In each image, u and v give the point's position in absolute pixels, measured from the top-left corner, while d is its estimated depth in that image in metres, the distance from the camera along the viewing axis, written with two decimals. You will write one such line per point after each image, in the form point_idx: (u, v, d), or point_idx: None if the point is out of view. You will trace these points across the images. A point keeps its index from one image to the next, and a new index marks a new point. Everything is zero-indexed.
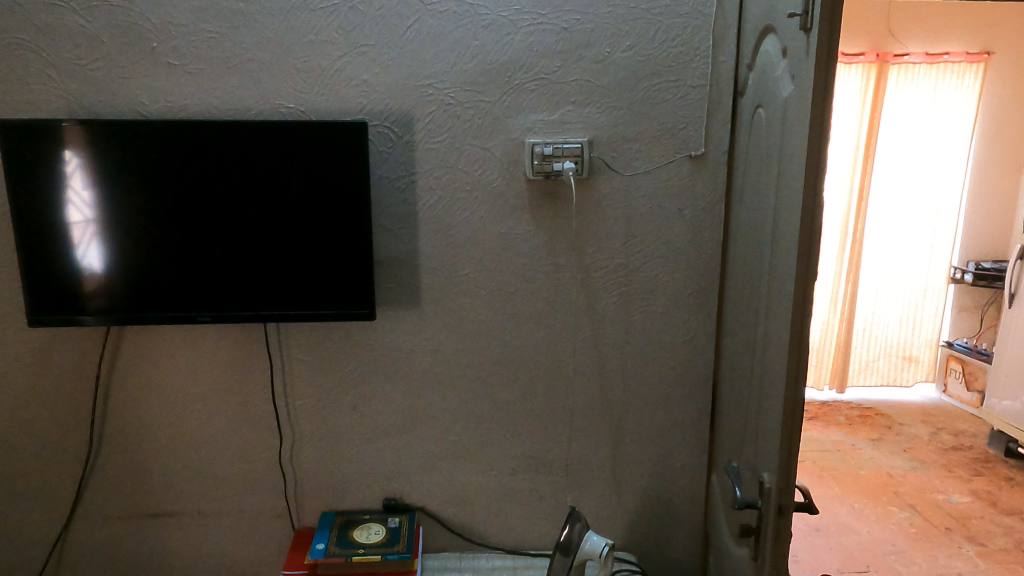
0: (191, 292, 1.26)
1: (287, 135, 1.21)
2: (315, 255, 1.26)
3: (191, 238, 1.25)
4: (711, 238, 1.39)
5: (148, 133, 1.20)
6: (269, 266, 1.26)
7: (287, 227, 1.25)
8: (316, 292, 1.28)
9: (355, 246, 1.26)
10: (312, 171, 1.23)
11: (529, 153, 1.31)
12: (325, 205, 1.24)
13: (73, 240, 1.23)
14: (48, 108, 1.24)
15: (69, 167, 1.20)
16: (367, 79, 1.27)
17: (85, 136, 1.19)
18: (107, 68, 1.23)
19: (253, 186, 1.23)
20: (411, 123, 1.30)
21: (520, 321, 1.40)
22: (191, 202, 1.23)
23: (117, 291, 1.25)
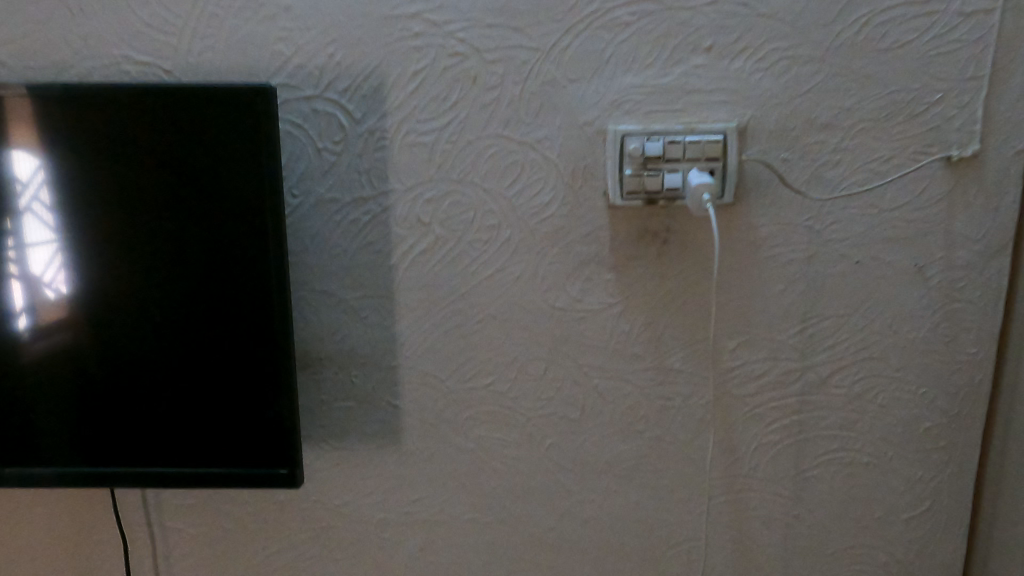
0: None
1: (138, 122, 0.61)
2: (200, 360, 0.65)
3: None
4: (981, 324, 0.68)
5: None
6: (117, 379, 0.66)
7: (150, 305, 0.64)
8: (201, 433, 0.66)
9: (272, 347, 0.64)
10: (189, 195, 0.62)
11: (613, 155, 0.65)
12: (215, 263, 0.63)
13: (32, 275, 0.64)
14: None
15: (26, 173, 0.63)
16: (292, 6, 0.64)
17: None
18: None
19: (83, 223, 0.63)
20: (381, 94, 0.65)
21: (590, 475, 0.73)
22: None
23: None
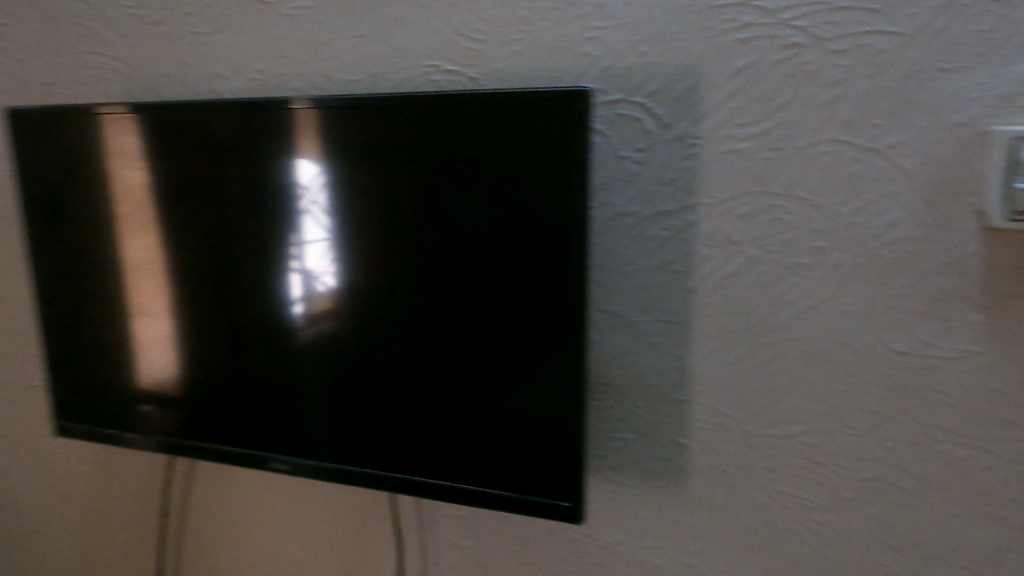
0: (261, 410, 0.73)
1: (414, 130, 0.61)
2: (462, 371, 0.64)
3: (262, 319, 0.72)
4: None
5: (193, 134, 0.70)
6: (383, 383, 0.67)
7: (416, 312, 0.65)
8: (459, 443, 0.65)
9: (536, 362, 0.60)
10: (458, 203, 0.61)
11: (1000, 163, 0.51)
12: (482, 272, 0.61)
13: (309, 270, 0.68)
14: (103, 92, 0.77)
15: (305, 177, 0.67)
16: (605, 3, 0.59)
17: (120, 135, 0.73)
18: (175, 19, 0.73)
19: (387, 232, 0.64)
20: (695, 95, 0.58)
21: (923, 559, 0.59)
22: (258, 256, 0.71)
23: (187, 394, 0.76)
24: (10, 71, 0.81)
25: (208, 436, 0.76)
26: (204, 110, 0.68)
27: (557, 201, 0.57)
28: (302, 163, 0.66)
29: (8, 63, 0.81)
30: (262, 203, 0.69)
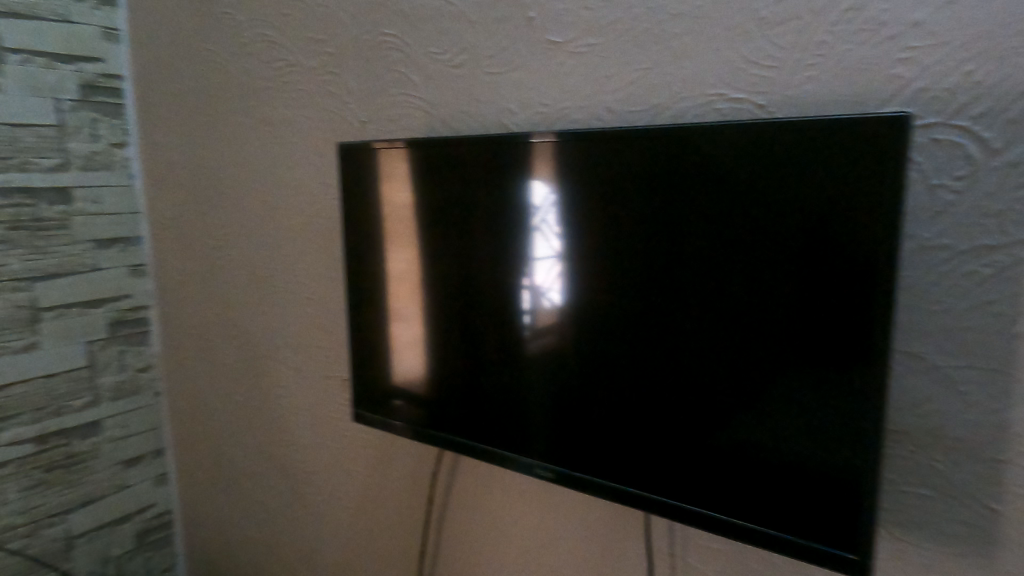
0: (499, 413, 0.80)
1: (659, 156, 0.63)
2: (699, 390, 0.64)
3: (500, 330, 0.78)
4: None
5: (468, 163, 0.77)
6: (616, 396, 0.70)
7: (651, 330, 0.66)
8: (695, 461, 0.66)
9: (789, 387, 0.59)
10: (716, 228, 0.61)
11: None
12: (732, 295, 0.61)
13: (538, 286, 0.74)
14: (407, 127, 0.89)
15: (539, 200, 0.72)
16: (923, 21, 0.55)
17: (387, 165, 0.85)
18: (472, 62, 0.82)
19: (658, 259, 0.65)
20: None
21: None
22: (498, 273, 0.77)
23: (456, 398, 0.84)
24: (336, 112, 0.97)
25: (473, 437, 0.83)
26: (458, 142, 0.77)
27: (814, 222, 0.56)
28: (537, 187, 0.72)
29: (336, 105, 0.97)
30: (503, 225, 0.76)
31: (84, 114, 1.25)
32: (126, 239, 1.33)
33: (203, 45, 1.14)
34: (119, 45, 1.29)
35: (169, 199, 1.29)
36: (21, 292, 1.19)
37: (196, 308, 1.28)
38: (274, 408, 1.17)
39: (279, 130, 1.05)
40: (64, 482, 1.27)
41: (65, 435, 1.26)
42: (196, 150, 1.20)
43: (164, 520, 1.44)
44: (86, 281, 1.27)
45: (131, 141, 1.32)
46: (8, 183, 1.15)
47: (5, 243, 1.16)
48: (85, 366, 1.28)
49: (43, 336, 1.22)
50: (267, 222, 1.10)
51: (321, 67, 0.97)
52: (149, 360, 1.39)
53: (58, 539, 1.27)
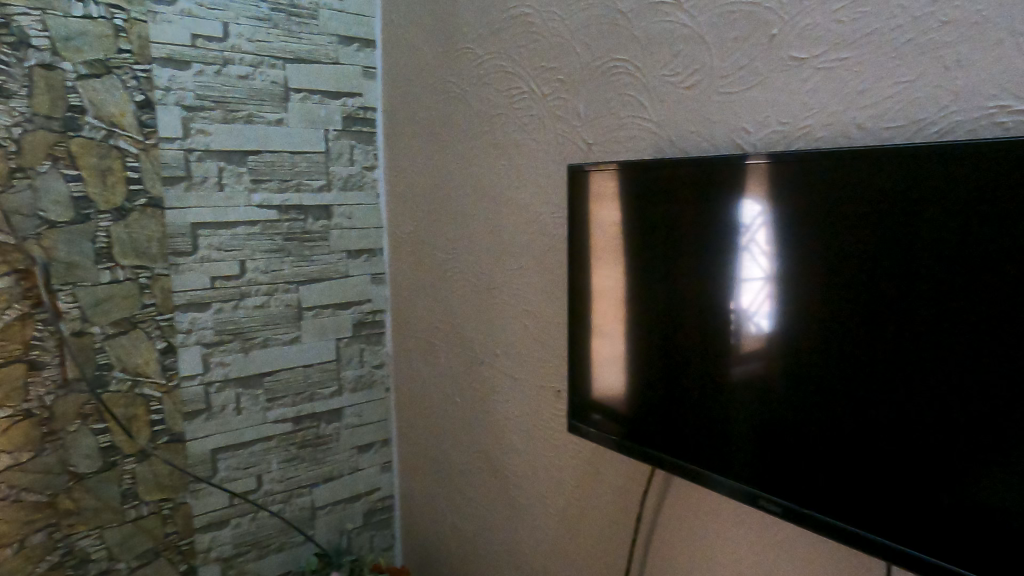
0: (702, 433, 0.79)
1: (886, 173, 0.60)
2: (948, 428, 0.58)
3: (704, 349, 0.77)
4: None
5: (691, 184, 0.77)
6: (834, 426, 0.66)
7: (875, 358, 0.62)
8: (928, 505, 0.60)
9: None
10: (982, 251, 0.54)
11: None
12: (1004, 326, 0.54)
13: (743, 308, 0.72)
14: (634, 148, 0.91)
15: (749, 219, 0.71)
16: None
17: (597, 185, 0.89)
18: (705, 82, 0.82)
19: (908, 284, 0.59)
20: None
21: None
22: (703, 291, 0.77)
23: (669, 418, 0.83)
24: (565, 134, 1.02)
25: (686, 459, 0.81)
26: (668, 163, 0.79)
27: None
28: (748, 206, 0.71)
29: (564, 128, 1.02)
30: (718, 245, 0.74)
31: (345, 142, 1.45)
32: (370, 251, 1.51)
33: (446, 77, 1.27)
34: (375, 81, 1.47)
35: (408, 216, 1.44)
36: (291, 293, 1.40)
37: (425, 314, 1.42)
38: (490, 412, 1.25)
39: (510, 153, 1.13)
40: (312, 459, 1.47)
41: (315, 418, 1.46)
42: (434, 171, 1.33)
43: (387, 504, 1.60)
44: (337, 286, 1.46)
45: (379, 164, 1.50)
46: (287, 202, 1.38)
47: (282, 252, 1.38)
48: (333, 360, 1.47)
49: (304, 332, 1.43)
50: (495, 238, 1.19)
51: (552, 93, 1.03)
52: (383, 358, 1.55)
53: (305, 507, 1.47)
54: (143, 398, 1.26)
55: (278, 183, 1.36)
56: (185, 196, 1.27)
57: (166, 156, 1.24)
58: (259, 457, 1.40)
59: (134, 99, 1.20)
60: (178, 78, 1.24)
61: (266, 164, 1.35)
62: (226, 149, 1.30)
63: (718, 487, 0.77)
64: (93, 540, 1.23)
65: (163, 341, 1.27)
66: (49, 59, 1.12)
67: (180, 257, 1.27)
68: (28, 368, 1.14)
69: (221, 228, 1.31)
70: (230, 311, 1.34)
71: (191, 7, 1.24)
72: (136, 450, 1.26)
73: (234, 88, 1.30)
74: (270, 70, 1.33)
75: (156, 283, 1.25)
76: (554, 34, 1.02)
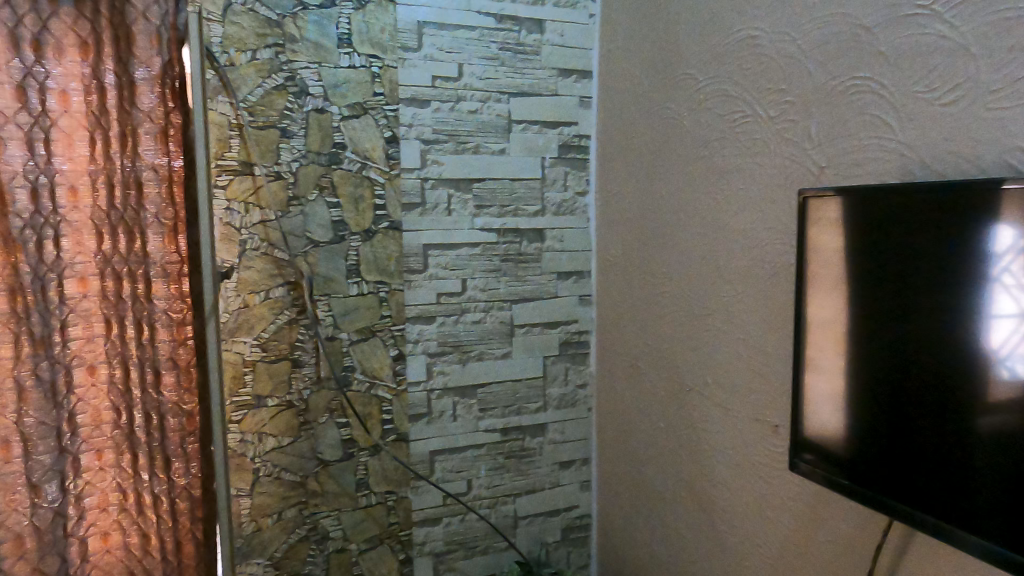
0: (939, 483, 0.71)
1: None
2: None
3: (944, 391, 0.70)
4: None
5: (934, 210, 0.70)
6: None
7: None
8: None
9: None
10: None
11: None
12: None
13: (995, 348, 0.65)
14: (877, 171, 0.85)
15: (1001, 246, 0.64)
16: None
17: (818, 212, 0.85)
18: (969, 97, 0.74)
19: None
20: None
21: None
22: (942, 327, 0.70)
23: (909, 466, 0.74)
24: (794, 157, 0.98)
25: (933, 514, 0.72)
26: (902, 189, 0.73)
27: None
28: (1002, 233, 0.63)
29: (792, 151, 0.98)
30: (969, 275, 0.67)
31: (560, 168, 1.52)
32: (579, 273, 1.55)
33: (664, 104, 1.28)
34: (590, 110, 1.53)
35: (617, 240, 1.46)
36: (504, 311, 1.50)
37: (631, 337, 1.43)
38: (697, 441, 1.22)
39: (729, 177, 1.11)
40: (517, 470, 1.54)
41: (521, 431, 1.54)
42: (647, 196, 1.35)
43: (585, 523, 1.63)
44: (547, 306, 1.53)
45: (591, 189, 1.55)
46: (505, 225, 1.47)
47: (498, 272, 1.48)
48: (540, 377, 1.54)
49: (515, 348, 1.51)
50: (709, 264, 1.17)
51: (780, 115, 1.00)
52: (586, 378, 1.59)
53: (509, 515, 1.55)
54: (377, 399, 1.41)
55: (498, 208, 1.47)
56: (420, 220, 1.41)
57: (406, 184, 1.39)
58: (470, 463, 1.50)
59: (383, 135, 1.37)
60: (419, 116, 1.39)
61: (489, 190, 1.46)
62: (455, 177, 1.43)
63: (962, 546, 0.69)
64: (333, 520, 1.40)
65: (395, 349, 1.42)
66: (322, 104, 1.32)
67: (413, 275, 1.42)
68: (292, 364, 1.34)
69: (448, 249, 1.44)
70: (451, 325, 1.46)
71: (433, 52, 1.38)
72: (371, 444, 1.41)
73: (465, 122, 1.42)
74: (496, 104, 1.44)
75: (392, 297, 1.41)
76: (785, 55, 0.98)
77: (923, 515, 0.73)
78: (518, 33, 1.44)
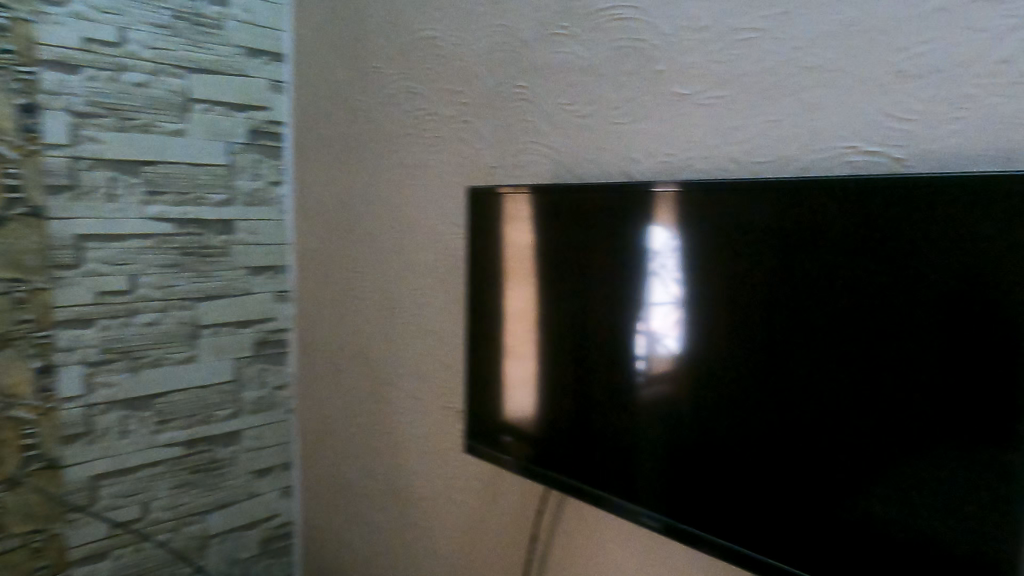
0: (613, 450, 0.79)
1: (795, 203, 0.63)
2: (804, 452, 0.63)
3: (595, 366, 0.80)
4: None
5: (580, 210, 0.81)
6: (725, 442, 0.69)
7: (781, 379, 0.64)
8: (818, 522, 0.63)
9: (911, 456, 0.57)
10: (835, 286, 0.60)
11: None
12: (849, 358, 0.60)
13: (653, 330, 0.74)
14: (533, 173, 0.94)
15: (659, 245, 0.73)
16: None
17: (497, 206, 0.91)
18: (598, 112, 0.85)
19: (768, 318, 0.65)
20: None
21: None
22: (587, 314, 0.81)
23: (565, 439, 0.84)
24: (468, 156, 1.03)
25: (580, 477, 0.83)
26: (560, 192, 0.83)
27: (944, 293, 0.54)
28: (660, 235, 0.73)
29: (468, 151, 1.03)
30: (603, 268, 0.79)
31: (250, 155, 1.41)
32: (274, 267, 1.47)
33: (355, 95, 1.26)
34: (283, 95, 1.45)
35: (314, 233, 1.41)
36: (186, 311, 1.34)
37: (330, 334, 1.39)
38: (390, 433, 1.24)
39: (416, 173, 1.14)
40: (205, 484, 1.40)
41: (210, 442, 1.40)
42: (342, 189, 1.32)
43: (285, 530, 1.54)
44: (238, 304, 1.41)
45: (286, 179, 1.47)
46: (184, 215, 1.32)
47: (178, 267, 1.33)
48: (231, 381, 1.42)
49: (200, 351, 1.37)
50: (399, 256, 1.19)
51: (456, 115, 1.05)
52: (285, 379, 1.51)
53: (196, 536, 1.40)
54: (13, 421, 1.17)
55: (175, 196, 1.31)
56: (71, 207, 1.20)
57: (50, 163, 1.17)
58: (146, 483, 1.32)
59: (14, 102, 1.13)
60: (67, 83, 1.18)
61: (163, 175, 1.30)
62: (117, 158, 1.24)
63: (600, 504, 0.80)
64: None
65: (39, 360, 1.18)
66: None
67: (62, 271, 1.20)
68: None
69: (111, 241, 1.24)
70: (117, 329, 1.27)
71: (84, 9, 1.18)
72: (4, 478, 1.16)
73: (130, 96, 1.24)
74: (169, 79, 1.29)
75: (33, 298, 1.17)
76: (459, 59, 1.04)
77: (570, 479, 0.84)
78: (195, 2, 1.31)
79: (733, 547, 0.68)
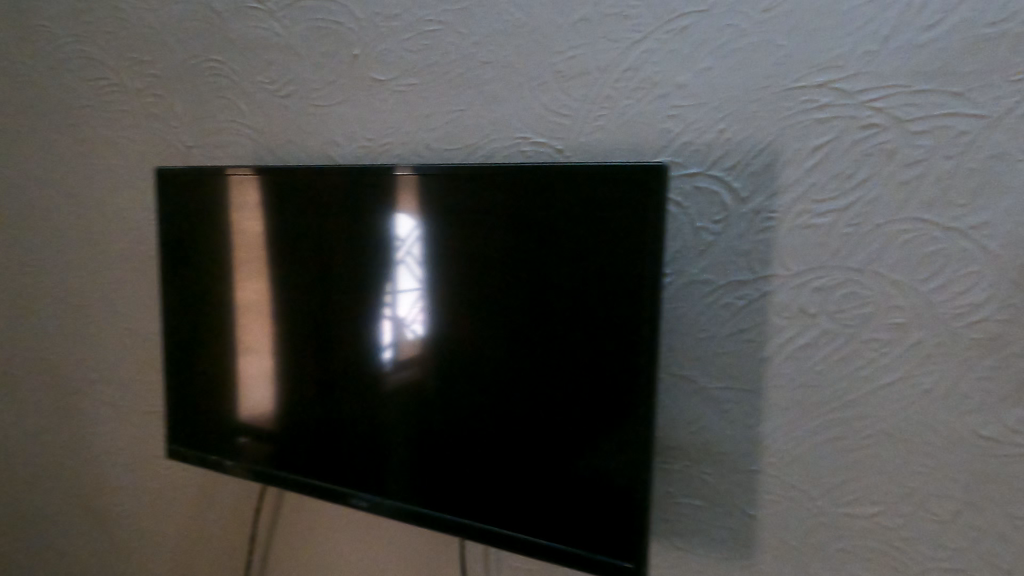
0: (344, 440, 0.77)
1: (495, 185, 0.65)
2: (491, 420, 0.68)
3: (302, 352, 0.79)
4: None
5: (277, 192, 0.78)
6: (427, 419, 0.71)
7: (506, 357, 0.67)
8: (503, 486, 0.68)
9: (573, 415, 0.64)
10: (513, 267, 0.65)
11: None
12: (526, 332, 0.65)
13: (400, 317, 0.72)
14: (233, 154, 0.88)
15: (405, 233, 0.71)
16: (686, 84, 0.63)
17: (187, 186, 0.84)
18: (298, 93, 0.83)
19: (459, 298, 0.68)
20: (772, 171, 0.60)
21: None
22: (291, 299, 0.79)
23: (274, 430, 0.81)
24: (161, 134, 0.94)
25: (289, 468, 0.80)
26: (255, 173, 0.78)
27: (594, 271, 0.61)
28: (403, 221, 0.70)
29: (159, 129, 0.94)
30: (303, 252, 0.77)
31: None
32: None
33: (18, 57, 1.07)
34: None
35: None
36: None
37: None
38: (86, 447, 1.08)
39: (100, 150, 1.00)
40: None
41: None
42: None
43: None
44: None
45: None
46: None
47: None
48: None
49: None
50: (83, 245, 1.03)
51: (145, 88, 0.94)
52: None
53: None
54: None
55: None
56: None
57: None
58: None
59: None
60: None
61: None
62: None
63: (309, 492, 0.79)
64: None
65: None
66: None
67: None
68: None
69: None
70: None
71: None
72: None
73: None
74: None
75: None
76: (145, 26, 0.93)
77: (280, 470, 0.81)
78: None
79: (455, 521, 0.70)
